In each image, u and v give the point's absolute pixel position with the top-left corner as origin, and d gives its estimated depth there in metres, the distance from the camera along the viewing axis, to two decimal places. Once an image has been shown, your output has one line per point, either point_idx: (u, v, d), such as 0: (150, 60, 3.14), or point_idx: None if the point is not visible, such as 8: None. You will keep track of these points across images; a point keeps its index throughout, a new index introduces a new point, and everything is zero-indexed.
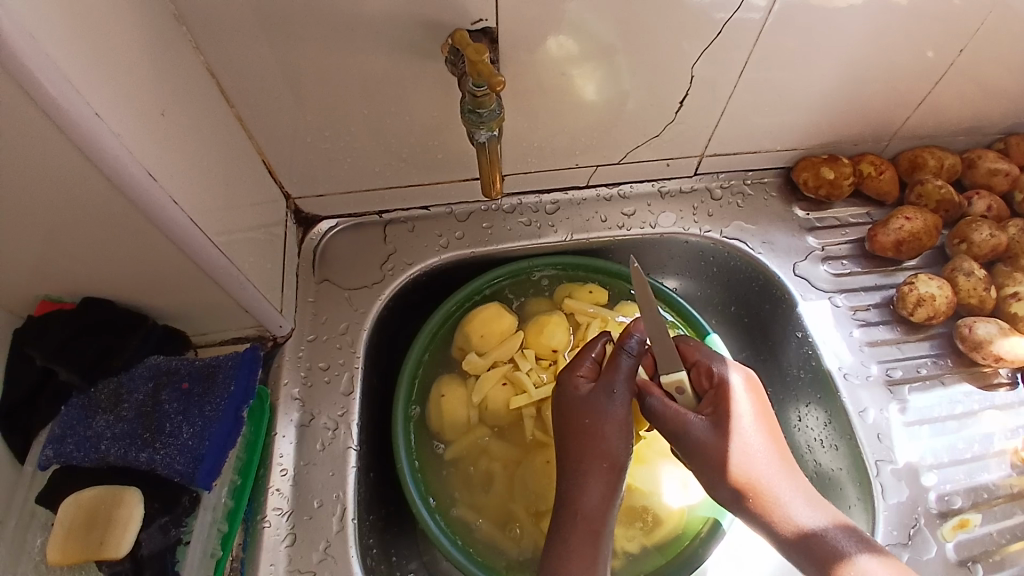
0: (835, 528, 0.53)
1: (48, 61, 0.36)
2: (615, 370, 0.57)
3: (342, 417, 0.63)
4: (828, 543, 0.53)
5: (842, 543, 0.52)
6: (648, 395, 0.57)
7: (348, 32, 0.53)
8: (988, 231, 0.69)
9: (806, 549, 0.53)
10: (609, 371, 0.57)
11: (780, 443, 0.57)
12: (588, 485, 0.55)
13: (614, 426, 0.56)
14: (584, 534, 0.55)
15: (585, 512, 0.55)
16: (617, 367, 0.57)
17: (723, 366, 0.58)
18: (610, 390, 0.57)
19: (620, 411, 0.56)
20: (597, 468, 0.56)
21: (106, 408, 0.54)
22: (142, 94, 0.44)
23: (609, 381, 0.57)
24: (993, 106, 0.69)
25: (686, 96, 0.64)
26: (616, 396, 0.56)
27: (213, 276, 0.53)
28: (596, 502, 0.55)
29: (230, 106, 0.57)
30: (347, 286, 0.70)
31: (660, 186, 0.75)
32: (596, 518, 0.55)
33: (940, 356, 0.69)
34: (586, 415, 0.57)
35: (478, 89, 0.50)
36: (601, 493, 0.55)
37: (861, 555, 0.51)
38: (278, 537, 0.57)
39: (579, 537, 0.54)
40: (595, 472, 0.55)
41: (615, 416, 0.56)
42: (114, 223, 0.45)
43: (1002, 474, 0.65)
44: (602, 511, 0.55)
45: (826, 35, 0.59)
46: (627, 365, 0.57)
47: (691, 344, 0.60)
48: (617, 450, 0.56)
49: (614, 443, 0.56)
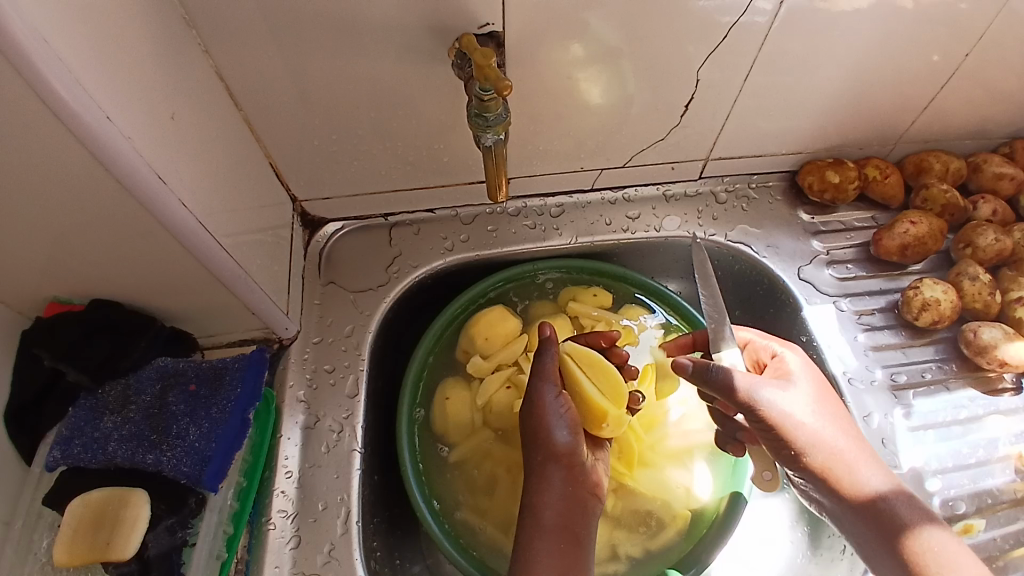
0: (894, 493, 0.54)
1: (60, 66, 0.36)
2: (542, 365, 0.59)
3: (347, 420, 0.63)
4: (892, 510, 0.53)
5: (904, 511, 0.53)
6: (709, 363, 0.56)
7: (355, 36, 0.53)
8: (993, 236, 0.69)
9: (869, 513, 0.54)
10: (538, 371, 0.59)
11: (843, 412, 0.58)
12: (541, 483, 0.55)
13: (548, 420, 0.56)
14: (542, 536, 0.53)
15: (538, 511, 0.54)
16: (542, 366, 0.58)
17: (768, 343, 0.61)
18: (531, 386, 0.58)
19: (552, 403, 0.57)
20: (540, 463, 0.56)
21: (115, 409, 0.55)
22: (152, 97, 0.45)
23: (534, 376, 0.59)
24: (999, 110, 0.69)
25: (692, 99, 0.64)
26: (546, 391, 0.57)
27: (221, 279, 0.53)
28: (552, 500, 0.55)
29: (237, 109, 0.58)
30: (352, 288, 0.70)
31: (665, 189, 0.76)
32: (554, 517, 0.54)
33: (945, 360, 0.69)
34: (524, 414, 0.58)
35: (485, 93, 0.50)
36: (553, 489, 0.55)
37: (922, 520, 0.53)
38: (282, 539, 0.58)
39: (540, 539, 0.53)
40: (542, 468, 0.56)
41: (551, 410, 0.56)
42: (124, 226, 0.46)
43: (1006, 479, 0.64)
44: (560, 511, 0.54)
45: (832, 39, 0.59)
46: (549, 365, 0.59)
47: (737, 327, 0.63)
48: (558, 443, 0.56)
49: (555, 435, 0.56)
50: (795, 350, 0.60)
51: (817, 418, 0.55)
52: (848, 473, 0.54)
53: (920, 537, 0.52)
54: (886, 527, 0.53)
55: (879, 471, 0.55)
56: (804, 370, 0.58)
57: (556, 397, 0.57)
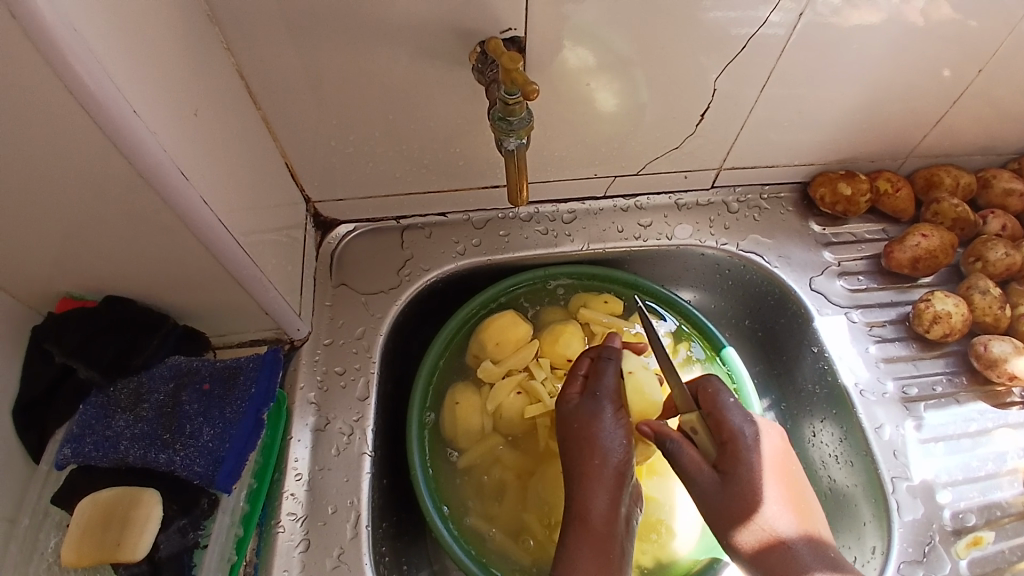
0: (800, 541, 0.55)
1: (90, 58, 0.36)
2: (604, 370, 0.60)
3: (357, 423, 0.63)
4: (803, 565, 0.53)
5: (804, 555, 0.54)
6: (668, 437, 0.57)
7: (377, 37, 0.53)
8: (1003, 250, 0.69)
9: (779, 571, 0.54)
10: (597, 377, 0.59)
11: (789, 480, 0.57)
12: (591, 486, 0.56)
13: (604, 425, 0.57)
14: (590, 538, 0.54)
15: (588, 514, 0.55)
16: (601, 368, 0.60)
17: (736, 419, 0.57)
18: (593, 388, 0.59)
19: (609, 407, 0.58)
20: (593, 467, 0.56)
21: (126, 407, 0.54)
22: (176, 94, 0.45)
23: (595, 382, 0.59)
24: (1008, 127, 0.70)
25: (708, 109, 0.64)
26: (605, 393, 0.58)
27: (237, 278, 0.53)
28: (601, 503, 0.55)
29: (256, 108, 0.58)
30: (364, 290, 0.70)
31: (677, 198, 0.76)
32: (602, 523, 0.55)
33: (955, 373, 0.69)
34: (576, 418, 0.58)
35: (511, 97, 0.50)
36: (602, 494, 0.56)
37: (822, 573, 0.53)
38: (292, 542, 0.57)
39: (587, 541, 0.54)
40: (593, 472, 0.56)
41: (606, 413, 0.57)
42: (143, 220, 0.45)
43: (1014, 492, 0.64)
44: (608, 514, 0.55)
45: (848, 52, 0.59)
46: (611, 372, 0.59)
47: (711, 395, 0.58)
48: (612, 446, 0.57)
49: (609, 438, 0.57)
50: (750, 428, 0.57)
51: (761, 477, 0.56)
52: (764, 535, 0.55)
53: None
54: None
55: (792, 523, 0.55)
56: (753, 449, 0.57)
57: (612, 405, 0.58)
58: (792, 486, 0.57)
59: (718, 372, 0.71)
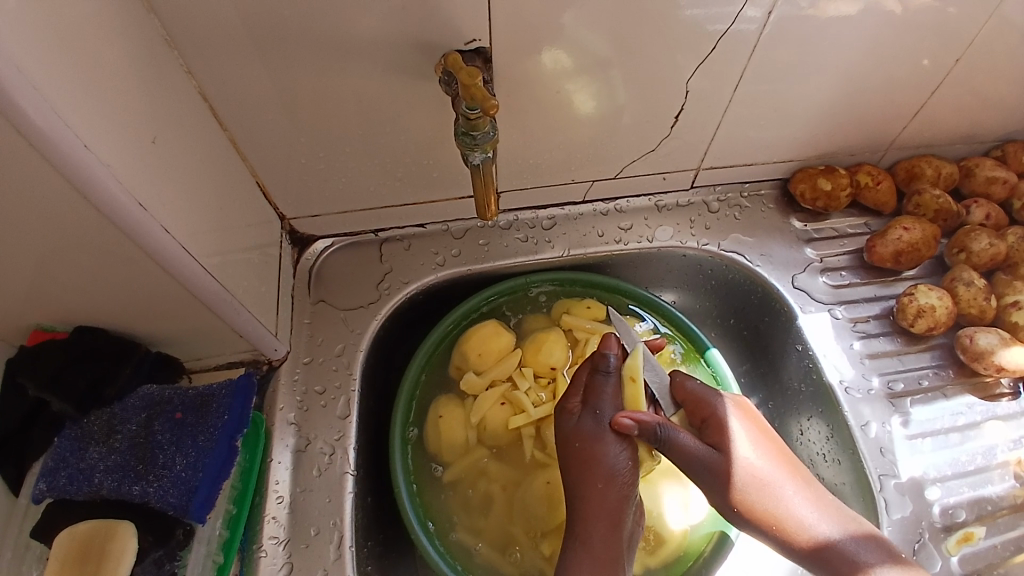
0: (833, 527, 0.52)
1: (36, 97, 0.35)
2: (602, 388, 0.57)
3: (338, 442, 0.62)
4: (845, 551, 0.51)
5: (837, 539, 0.52)
6: (658, 425, 0.55)
7: (339, 53, 0.52)
8: (987, 241, 0.69)
9: (823, 560, 0.52)
10: (598, 395, 0.57)
11: (781, 451, 0.56)
12: (591, 507, 0.55)
13: (608, 446, 0.55)
14: (590, 561, 0.53)
15: (588, 537, 0.54)
16: (601, 387, 0.57)
17: (710, 395, 0.58)
18: (597, 409, 0.57)
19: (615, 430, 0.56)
20: (597, 489, 0.55)
21: (99, 439, 0.54)
22: (132, 121, 0.44)
23: (597, 399, 0.57)
24: (989, 114, 0.69)
25: (682, 110, 0.63)
26: (609, 413, 0.56)
27: (206, 303, 0.52)
28: (601, 525, 0.54)
29: (222, 128, 0.57)
30: (343, 306, 0.70)
31: (657, 200, 0.75)
32: (602, 546, 0.54)
33: (942, 367, 0.69)
34: (579, 436, 0.56)
35: (472, 111, 0.50)
36: (603, 516, 0.54)
37: (881, 564, 0.50)
38: (274, 566, 0.56)
39: (587, 563, 0.53)
40: (597, 494, 0.55)
41: (608, 436, 0.55)
42: (105, 253, 0.45)
43: (1005, 486, 0.64)
44: (608, 534, 0.54)
45: (821, 46, 0.59)
46: (610, 387, 0.57)
47: (683, 379, 0.60)
48: (616, 468, 0.55)
49: (613, 459, 0.55)
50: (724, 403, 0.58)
51: (754, 452, 0.55)
52: (790, 519, 0.53)
53: None
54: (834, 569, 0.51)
55: (811, 504, 0.53)
56: (737, 426, 0.57)
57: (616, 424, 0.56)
58: (785, 457, 0.56)
59: (702, 373, 0.70)
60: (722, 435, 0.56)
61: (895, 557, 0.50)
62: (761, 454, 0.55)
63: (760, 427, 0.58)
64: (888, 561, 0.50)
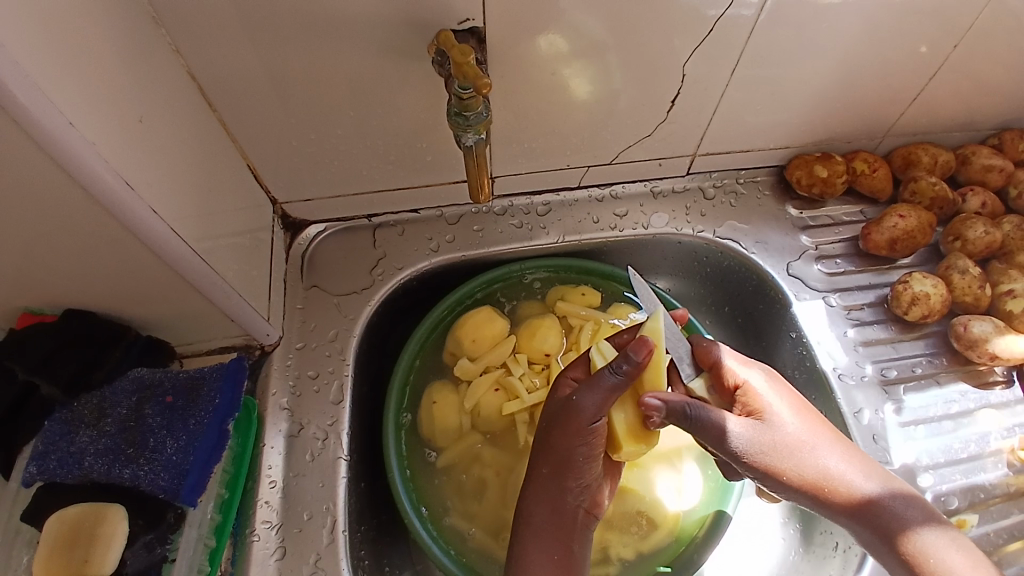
0: (884, 491, 0.51)
1: (18, 74, 0.35)
2: (598, 381, 0.52)
3: (331, 427, 0.62)
4: (893, 515, 0.50)
5: (894, 507, 0.50)
6: (684, 406, 0.51)
7: (331, 34, 0.52)
8: (982, 229, 0.69)
9: (870, 522, 0.50)
10: (590, 383, 0.52)
11: (813, 414, 0.54)
12: (538, 489, 0.54)
13: (567, 435, 0.52)
14: (534, 546, 0.53)
15: (529, 519, 0.54)
16: (598, 379, 0.52)
17: (738, 363, 0.56)
18: (575, 396, 0.52)
19: (584, 422, 0.52)
20: (541, 475, 0.54)
21: (89, 422, 0.54)
22: (118, 102, 0.43)
23: (582, 388, 0.52)
24: (987, 101, 0.69)
25: (678, 94, 0.63)
26: (588, 406, 0.52)
27: (196, 285, 0.51)
28: (543, 507, 0.54)
29: (212, 110, 0.56)
30: (336, 291, 0.69)
31: (653, 186, 0.75)
32: (545, 529, 0.54)
33: (935, 354, 0.69)
34: (550, 417, 0.54)
35: (464, 91, 0.49)
36: (544, 500, 0.54)
37: (926, 526, 0.49)
38: (266, 551, 0.57)
39: (532, 546, 0.53)
40: (541, 479, 0.54)
41: (577, 425, 0.52)
42: (93, 235, 0.44)
43: (998, 473, 0.64)
44: (556, 516, 0.54)
45: (820, 30, 0.58)
46: (608, 382, 0.52)
47: (707, 345, 0.57)
48: (572, 457, 0.53)
49: (574, 447, 0.53)
50: (753, 369, 0.56)
51: (790, 415, 0.53)
52: (834, 482, 0.51)
53: (922, 543, 0.48)
54: (883, 532, 0.50)
55: (855, 466, 0.52)
56: (768, 390, 0.54)
57: (592, 415, 0.52)
58: (817, 419, 0.54)
59: None
60: (755, 401, 0.54)
61: (937, 520, 0.50)
62: (797, 417, 0.53)
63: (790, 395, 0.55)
64: (929, 522, 0.50)
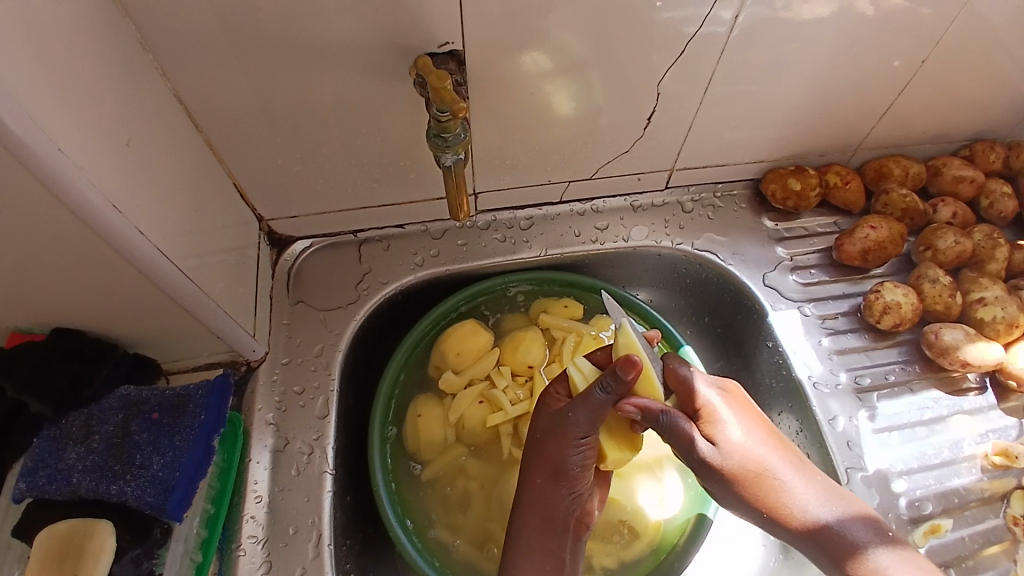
0: (839, 513, 0.51)
1: (9, 100, 0.36)
2: (588, 397, 0.53)
3: (317, 441, 0.63)
4: (845, 536, 0.50)
5: (849, 529, 0.51)
6: (659, 412, 0.53)
7: (315, 57, 0.53)
8: (952, 239, 0.71)
9: (822, 544, 0.51)
10: (581, 399, 0.53)
11: (772, 434, 0.55)
12: (531, 499, 0.55)
13: (561, 447, 0.53)
14: (523, 554, 0.55)
15: (523, 527, 0.55)
16: (588, 396, 0.53)
17: (702, 384, 0.57)
18: (567, 411, 0.54)
19: (575, 435, 0.53)
20: (536, 485, 0.55)
21: (77, 439, 0.54)
22: (105, 126, 0.44)
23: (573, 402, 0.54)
24: (955, 114, 0.71)
25: (655, 111, 0.64)
26: (578, 419, 0.53)
27: (183, 303, 0.53)
28: (536, 516, 0.55)
29: (198, 131, 0.57)
30: (321, 306, 0.70)
31: (633, 200, 0.76)
32: (536, 538, 0.55)
33: (908, 362, 0.70)
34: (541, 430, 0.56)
35: (442, 114, 0.51)
36: (538, 510, 0.55)
37: (877, 546, 0.49)
38: (253, 565, 0.57)
39: (522, 554, 0.55)
40: (537, 489, 0.55)
41: (568, 437, 0.53)
42: (80, 255, 0.45)
43: (972, 478, 0.66)
44: (547, 526, 0.55)
45: (790, 48, 0.60)
46: (598, 400, 0.53)
47: (677, 366, 0.58)
48: (566, 467, 0.54)
49: (565, 457, 0.54)
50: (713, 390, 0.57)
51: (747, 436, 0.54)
52: (788, 503, 0.52)
53: (874, 564, 0.49)
54: (835, 554, 0.50)
55: (810, 486, 0.53)
56: (727, 410, 0.56)
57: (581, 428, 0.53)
58: (777, 440, 0.55)
59: None
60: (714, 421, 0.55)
61: (894, 543, 0.50)
62: (753, 437, 0.54)
63: (754, 413, 0.57)
64: (882, 542, 0.50)
